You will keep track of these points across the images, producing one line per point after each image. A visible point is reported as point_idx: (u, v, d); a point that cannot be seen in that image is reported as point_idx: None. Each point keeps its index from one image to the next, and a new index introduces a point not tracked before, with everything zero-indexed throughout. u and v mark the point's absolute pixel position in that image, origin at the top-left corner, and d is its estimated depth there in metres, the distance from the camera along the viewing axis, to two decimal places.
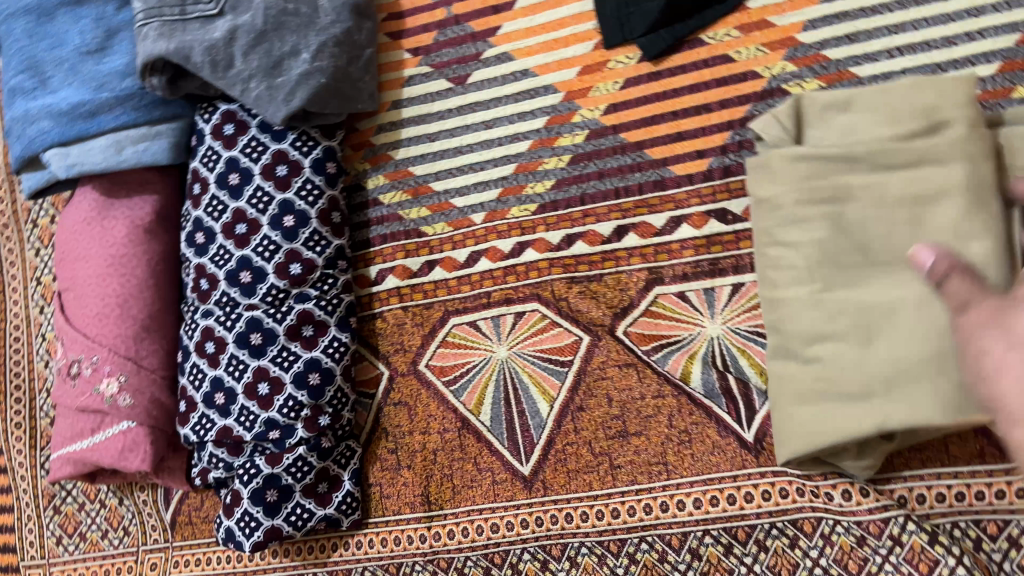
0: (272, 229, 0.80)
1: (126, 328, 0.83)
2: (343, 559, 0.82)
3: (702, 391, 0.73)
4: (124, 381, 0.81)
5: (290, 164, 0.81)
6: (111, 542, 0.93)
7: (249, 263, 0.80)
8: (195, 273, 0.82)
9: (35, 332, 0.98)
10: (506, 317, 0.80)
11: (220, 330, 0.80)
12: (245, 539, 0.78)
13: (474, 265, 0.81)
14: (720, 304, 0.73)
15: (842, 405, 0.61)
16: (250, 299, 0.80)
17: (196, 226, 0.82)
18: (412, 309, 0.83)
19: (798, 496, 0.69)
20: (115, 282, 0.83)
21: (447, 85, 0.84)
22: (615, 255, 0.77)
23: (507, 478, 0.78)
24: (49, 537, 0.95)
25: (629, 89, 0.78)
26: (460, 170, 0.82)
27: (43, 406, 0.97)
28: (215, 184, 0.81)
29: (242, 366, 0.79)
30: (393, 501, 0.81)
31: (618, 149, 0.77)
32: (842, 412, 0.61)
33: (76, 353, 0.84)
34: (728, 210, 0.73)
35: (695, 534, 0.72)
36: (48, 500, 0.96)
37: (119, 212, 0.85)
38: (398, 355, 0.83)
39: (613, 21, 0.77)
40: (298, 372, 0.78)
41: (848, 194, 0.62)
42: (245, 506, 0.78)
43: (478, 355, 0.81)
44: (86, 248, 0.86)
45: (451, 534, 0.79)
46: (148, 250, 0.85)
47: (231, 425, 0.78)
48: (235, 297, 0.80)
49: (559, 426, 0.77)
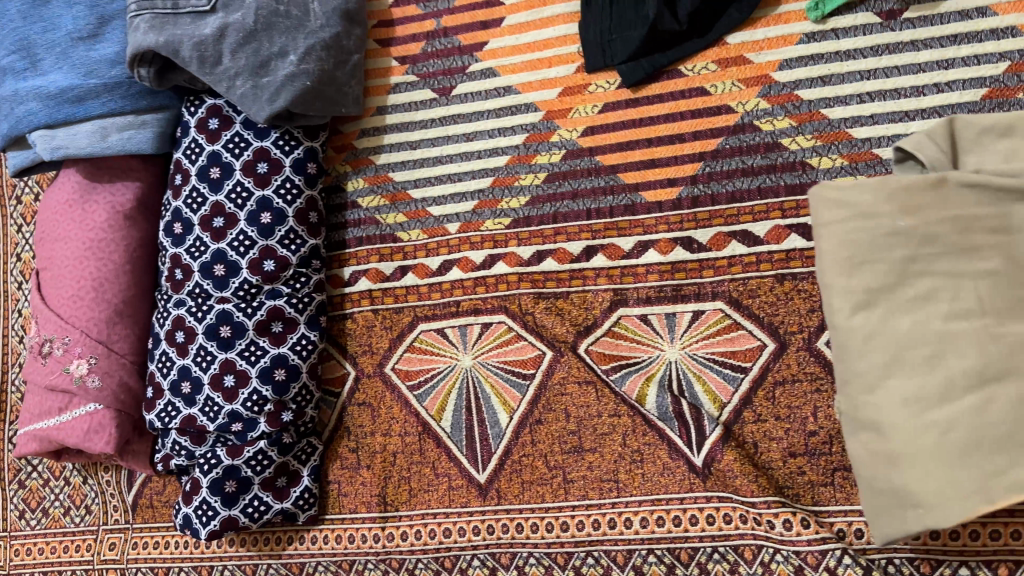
0: (249, 224, 0.81)
1: (100, 311, 0.84)
2: (297, 552, 0.84)
3: (656, 413, 0.75)
4: (94, 363, 0.82)
5: (271, 161, 0.82)
6: (73, 519, 0.94)
7: (224, 257, 0.81)
8: (170, 263, 0.83)
9: (11, 307, 0.99)
10: (472, 327, 0.82)
11: (190, 321, 0.81)
12: (201, 527, 0.79)
13: (446, 273, 0.83)
14: (680, 330, 0.75)
15: (953, 471, 0.54)
16: (222, 292, 0.81)
17: (174, 216, 0.84)
18: (381, 312, 0.85)
19: (741, 523, 0.71)
20: (92, 265, 0.84)
21: (432, 95, 0.85)
22: (583, 274, 0.78)
23: (462, 484, 0.80)
24: (12, 510, 0.96)
25: (607, 113, 0.79)
26: (438, 179, 0.84)
27: (14, 380, 0.98)
28: (196, 176, 0.83)
29: (209, 357, 0.80)
30: (350, 499, 0.83)
31: (593, 171, 0.79)
32: (929, 474, 0.55)
33: (49, 332, 0.85)
34: (694, 239, 0.75)
35: (640, 553, 0.74)
36: (14, 474, 0.97)
37: (102, 196, 0.86)
38: (365, 356, 0.85)
39: (596, 45, 0.79)
40: (264, 367, 0.80)
41: (976, 242, 0.57)
42: (204, 495, 0.79)
43: (443, 362, 0.82)
44: (66, 229, 0.87)
45: (404, 536, 0.81)
46: (128, 236, 0.86)
47: (195, 414, 0.80)
48: (207, 289, 0.81)
49: (517, 436, 0.79)
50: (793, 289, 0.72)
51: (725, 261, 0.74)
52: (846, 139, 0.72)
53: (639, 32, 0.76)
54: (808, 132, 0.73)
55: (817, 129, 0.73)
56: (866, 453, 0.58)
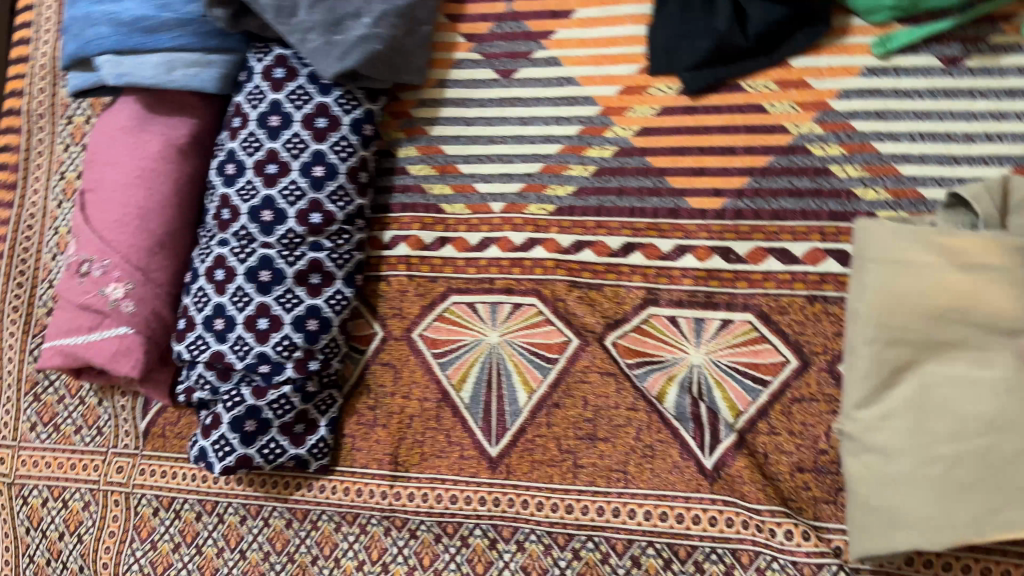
0: (301, 175, 0.83)
1: (142, 239, 0.85)
2: (304, 498, 0.87)
3: (674, 412, 0.77)
4: (131, 289, 0.84)
5: (330, 118, 0.84)
6: (83, 438, 0.96)
7: (272, 203, 0.83)
8: (219, 202, 0.85)
9: (48, 224, 1.01)
10: (503, 306, 0.84)
11: (231, 261, 0.83)
12: (217, 462, 0.81)
13: (484, 250, 0.85)
14: (706, 335, 0.77)
15: (928, 499, 0.61)
16: (267, 238, 0.83)
17: (228, 157, 0.85)
18: (416, 279, 0.87)
19: (742, 528, 0.73)
20: (141, 193, 0.86)
21: (493, 76, 0.87)
22: (618, 269, 0.80)
23: (474, 455, 0.83)
24: (24, 422, 0.98)
25: (663, 117, 0.81)
26: (488, 158, 0.86)
27: (43, 295, 1.00)
28: (255, 122, 0.84)
29: (246, 299, 0.82)
30: (362, 455, 0.86)
31: (642, 171, 0.81)
32: (903, 502, 0.62)
33: (89, 253, 0.86)
34: (732, 250, 0.78)
35: (639, 543, 0.76)
36: (29, 387, 0.98)
37: (158, 128, 0.88)
38: (395, 320, 0.87)
39: (662, 49, 0.81)
40: (298, 316, 0.82)
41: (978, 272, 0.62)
42: (223, 431, 0.81)
43: (470, 336, 0.84)
44: (119, 155, 0.89)
45: (410, 496, 0.84)
46: (178, 170, 0.87)
47: (224, 350, 0.82)
48: (253, 232, 0.83)
49: (534, 417, 0.81)
50: (822, 312, 0.74)
51: (760, 275, 0.77)
52: (893, 174, 0.74)
53: (706, 44, 0.78)
54: (857, 162, 0.75)
55: (866, 160, 0.75)
56: (857, 479, 0.65)
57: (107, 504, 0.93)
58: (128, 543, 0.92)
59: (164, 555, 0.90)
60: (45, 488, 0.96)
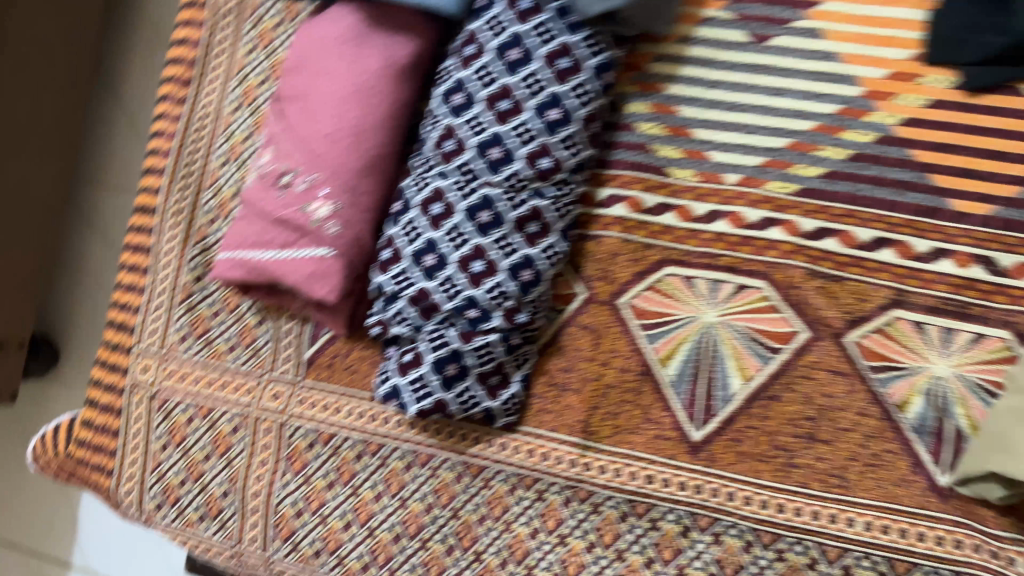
0: (535, 116, 0.77)
1: (353, 159, 0.80)
2: (482, 453, 0.82)
3: (913, 425, 0.73)
4: (336, 210, 0.80)
5: (574, 60, 0.77)
6: (236, 358, 0.91)
7: (500, 141, 0.78)
8: (442, 133, 0.80)
9: (221, 129, 0.95)
10: (727, 285, 0.79)
11: (451, 195, 0.78)
12: (412, 402, 0.77)
13: (712, 223, 0.79)
14: (955, 346, 0.73)
15: None
16: (491, 177, 0.78)
17: (456, 86, 0.80)
18: (632, 243, 0.81)
19: (973, 551, 0.69)
20: (357, 109, 0.81)
21: (745, 39, 0.81)
22: (864, 264, 0.75)
23: (675, 436, 0.78)
24: (174, 332, 0.92)
25: (935, 109, 0.76)
26: (729, 126, 0.81)
27: (207, 203, 0.94)
28: (492, 53, 0.79)
29: (462, 238, 0.77)
30: (552, 418, 0.81)
31: (902, 163, 0.76)
32: None
33: (293, 165, 0.82)
34: (996, 261, 0.73)
35: (854, 554, 0.72)
36: (184, 297, 0.92)
37: (379, 43, 0.82)
38: (601, 282, 0.81)
39: (948, 40, 0.75)
40: (514, 264, 0.77)
41: None
42: (424, 371, 0.77)
43: (685, 312, 0.79)
44: (333, 66, 0.83)
45: (603, 469, 0.79)
46: (395, 92, 0.82)
47: (431, 288, 0.78)
48: (478, 169, 0.78)
49: (747, 406, 0.77)
50: None
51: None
52: None
53: (1004, 41, 0.72)
54: None
55: None
56: None
57: (259, 430, 0.89)
58: (281, 474, 0.88)
59: (318, 492, 0.87)
60: (192, 405, 0.91)
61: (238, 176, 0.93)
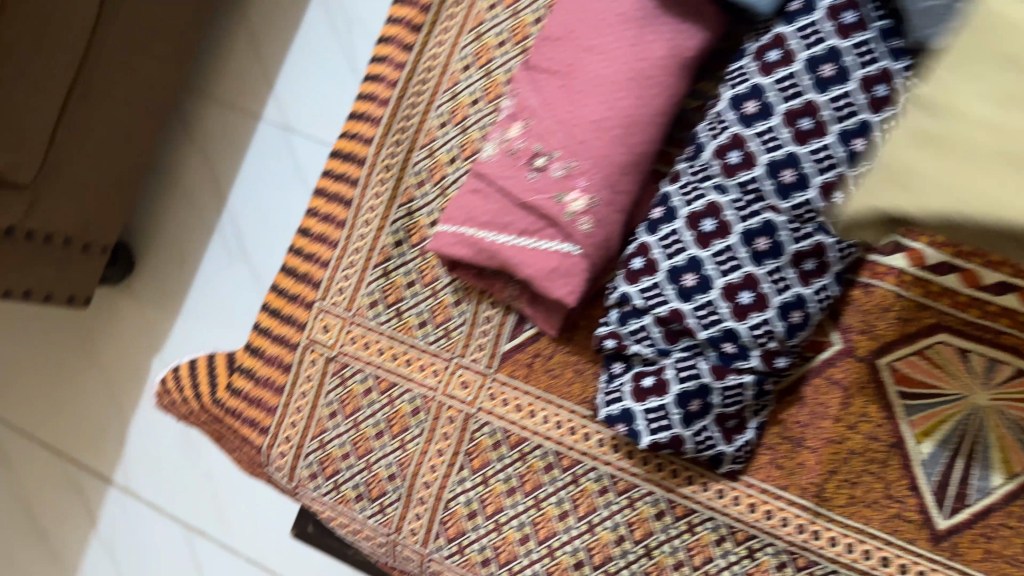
0: (840, 143, 0.67)
1: (618, 153, 0.72)
2: (693, 496, 0.75)
3: None
4: (592, 205, 0.72)
5: (892, 90, 0.65)
6: (426, 336, 0.84)
7: (795, 163, 0.68)
8: (726, 141, 0.71)
9: (444, 86, 0.87)
10: (1005, 367, 0.70)
11: (728, 213, 0.69)
12: (645, 433, 0.70)
13: (1002, 296, 0.70)
14: None
15: None
16: (778, 201, 0.68)
17: (751, 91, 0.70)
18: (904, 301, 0.73)
19: None
20: (632, 99, 0.71)
21: None
22: None
23: (916, 520, 0.71)
24: (365, 296, 0.85)
25: None
26: None
27: (419, 164, 0.86)
28: (802, 61, 0.68)
29: (733, 263, 0.69)
30: (784, 475, 0.74)
31: None
32: None
33: (548, 146, 0.74)
34: None
35: None
36: (380, 260, 0.85)
37: (666, 29, 0.71)
38: (863, 337, 0.74)
39: None
40: (786, 303, 0.68)
41: None
42: (666, 402, 0.69)
43: (953, 388, 0.72)
44: (606, 44, 0.72)
45: (833, 541, 0.72)
46: (675, 86, 0.73)
47: (687, 313, 0.69)
48: (765, 190, 0.68)
49: (1007, 504, 0.69)
50: None
51: None
52: None
53: None
54: None
55: None
56: None
57: (440, 417, 0.82)
58: (457, 469, 0.82)
59: (496, 496, 0.80)
60: (371, 377, 0.84)
61: (458, 141, 0.85)
